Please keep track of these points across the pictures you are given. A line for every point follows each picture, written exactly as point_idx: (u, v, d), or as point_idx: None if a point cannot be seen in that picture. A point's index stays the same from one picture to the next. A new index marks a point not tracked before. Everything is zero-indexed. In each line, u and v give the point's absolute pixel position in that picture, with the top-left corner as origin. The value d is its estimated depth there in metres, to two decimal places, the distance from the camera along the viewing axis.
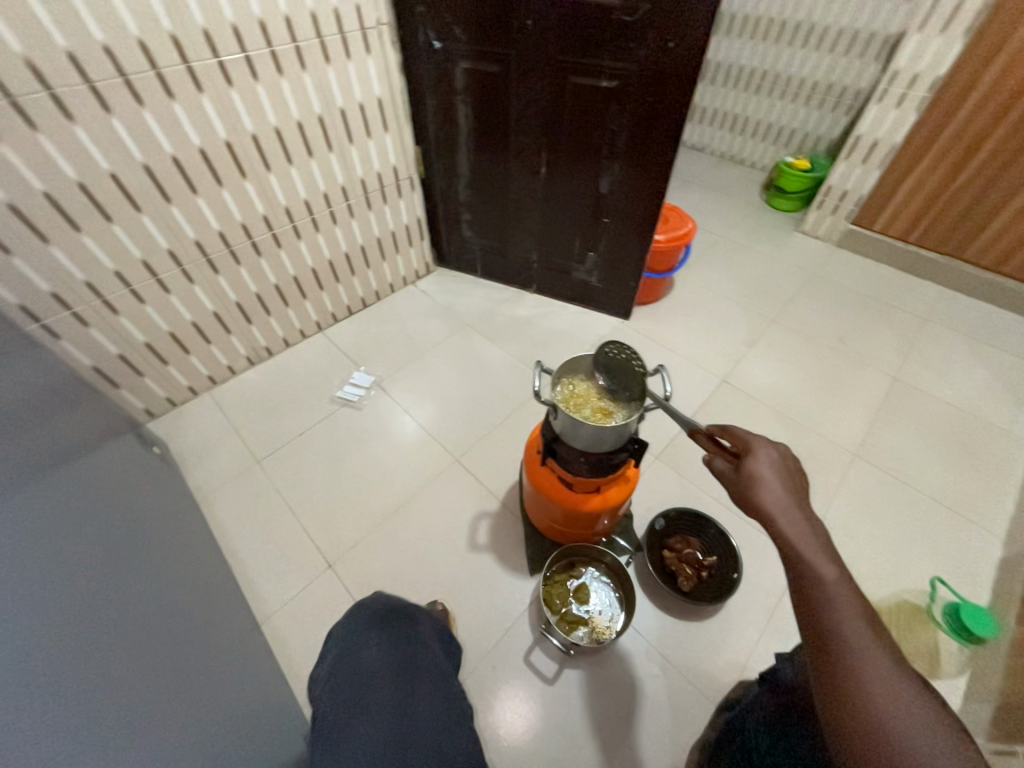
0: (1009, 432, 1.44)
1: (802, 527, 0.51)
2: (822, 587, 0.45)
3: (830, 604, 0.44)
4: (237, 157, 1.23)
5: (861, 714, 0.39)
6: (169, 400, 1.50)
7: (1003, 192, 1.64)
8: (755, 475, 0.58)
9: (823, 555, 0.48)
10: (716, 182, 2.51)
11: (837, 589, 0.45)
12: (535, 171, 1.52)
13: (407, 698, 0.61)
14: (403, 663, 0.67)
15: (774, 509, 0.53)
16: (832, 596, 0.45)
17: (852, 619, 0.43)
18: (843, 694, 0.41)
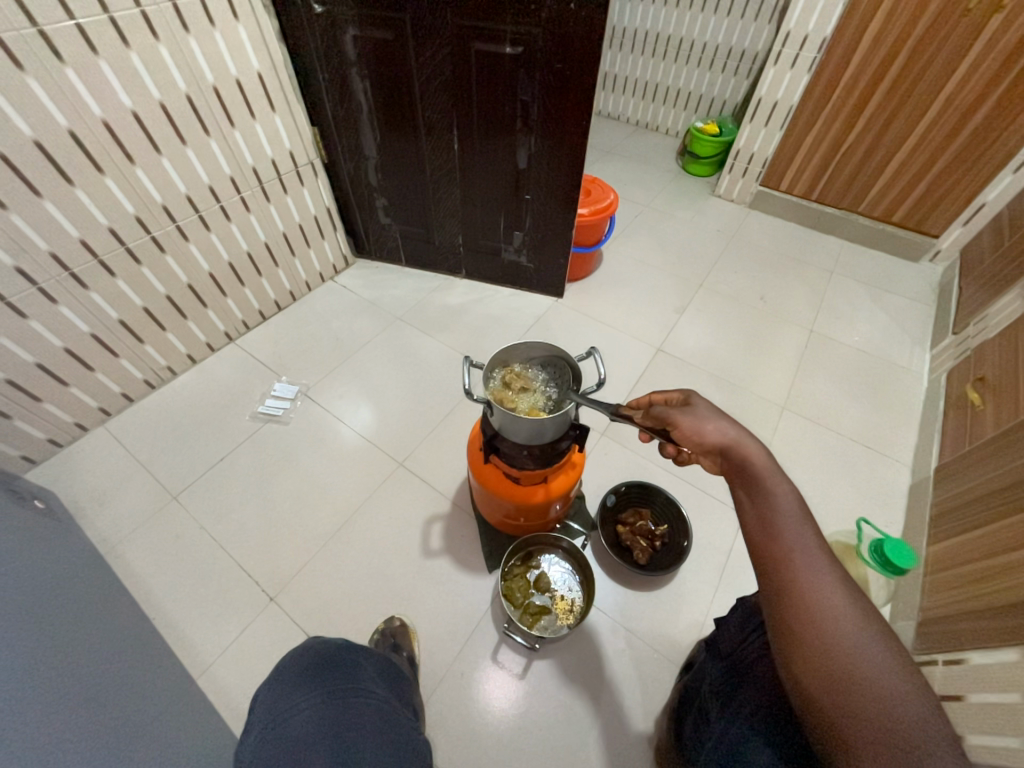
0: (908, 368, 1.59)
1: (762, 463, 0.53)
2: (779, 505, 0.49)
3: (784, 519, 0.49)
4: (88, 150, 1.04)
5: (815, 625, 0.43)
6: (53, 441, 1.29)
7: (887, 147, 1.77)
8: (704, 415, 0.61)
9: (779, 477, 0.52)
10: (634, 151, 2.52)
11: (792, 507, 0.49)
12: (448, 148, 1.43)
13: (350, 754, 0.57)
14: (342, 715, 0.62)
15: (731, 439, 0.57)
16: (787, 513, 0.49)
17: (804, 533, 0.48)
18: (799, 610, 0.44)
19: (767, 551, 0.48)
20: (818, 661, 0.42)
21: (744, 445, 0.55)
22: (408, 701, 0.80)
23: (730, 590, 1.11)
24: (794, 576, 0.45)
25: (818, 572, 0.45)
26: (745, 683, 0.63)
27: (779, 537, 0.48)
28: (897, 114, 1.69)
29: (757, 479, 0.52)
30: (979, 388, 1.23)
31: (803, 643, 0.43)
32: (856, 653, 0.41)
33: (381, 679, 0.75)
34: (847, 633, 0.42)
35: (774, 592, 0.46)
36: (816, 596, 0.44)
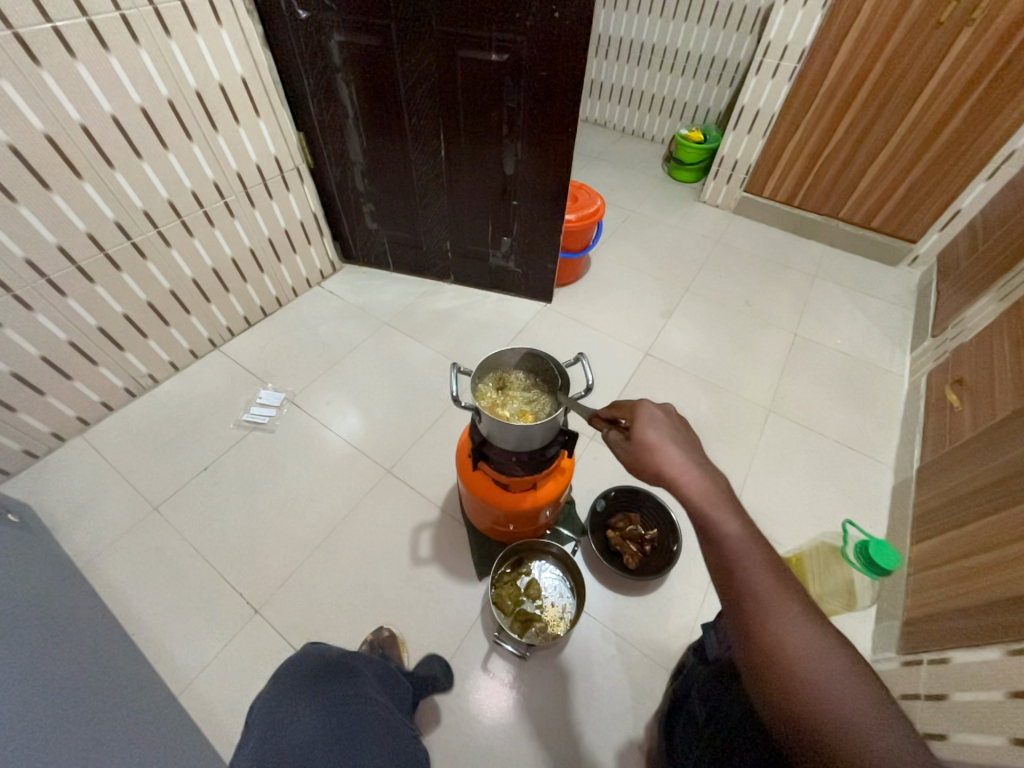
0: (889, 370, 1.62)
1: (706, 490, 0.52)
2: (723, 539, 0.49)
3: (733, 555, 0.48)
4: (66, 154, 1.02)
5: (774, 664, 0.41)
6: (28, 452, 1.25)
7: (866, 155, 1.81)
8: (648, 440, 0.59)
9: (723, 508, 0.51)
10: (621, 157, 2.54)
11: (738, 540, 0.48)
12: (435, 154, 1.43)
13: (357, 757, 0.57)
14: (346, 722, 0.61)
15: (673, 466, 0.55)
16: (734, 546, 0.48)
17: (752, 564, 0.46)
18: (757, 649, 0.43)
19: (722, 591, 0.47)
20: (783, 706, 0.40)
21: (684, 475, 0.54)
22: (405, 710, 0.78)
23: (719, 593, 1.12)
24: (748, 615, 0.44)
25: (771, 606, 0.44)
26: (729, 687, 0.63)
27: (729, 574, 0.47)
28: (875, 122, 1.73)
29: (701, 514, 0.51)
30: (957, 390, 1.26)
31: (767, 688, 0.41)
32: (818, 691, 0.39)
33: (382, 686, 0.76)
34: (806, 671, 0.40)
35: (732, 634, 0.45)
36: (771, 633, 0.42)
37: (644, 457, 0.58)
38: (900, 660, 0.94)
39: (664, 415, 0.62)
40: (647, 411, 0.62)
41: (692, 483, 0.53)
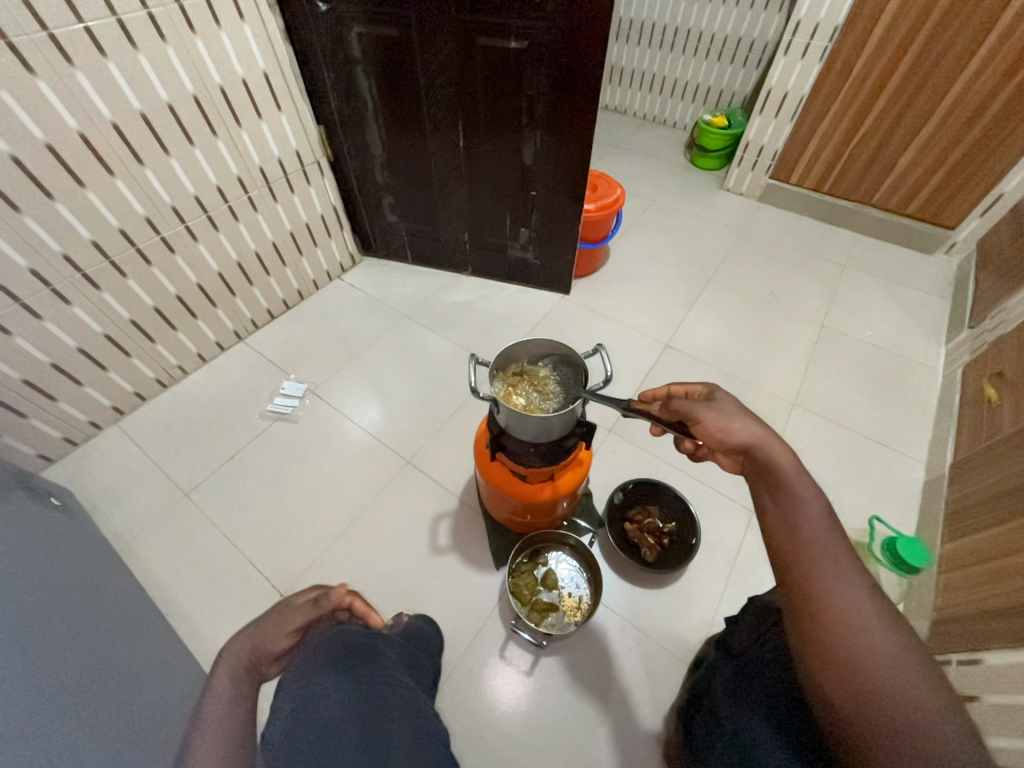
0: (922, 363, 1.56)
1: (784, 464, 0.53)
2: (805, 509, 0.49)
3: (806, 523, 0.48)
4: (98, 152, 1.05)
5: (835, 626, 0.42)
6: (68, 440, 1.31)
7: (903, 136, 1.73)
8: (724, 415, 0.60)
9: (806, 482, 0.51)
10: (642, 145, 2.49)
11: (814, 510, 0.48)
12: (454, 145, 1.42)
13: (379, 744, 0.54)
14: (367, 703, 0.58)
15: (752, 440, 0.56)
16: (813, 519, 0.48)
17: (826, 536, 0.47)
18: (818, 609, 0.43)
19: (792, 555, 0.47)
20: (842, 667, 0.41)
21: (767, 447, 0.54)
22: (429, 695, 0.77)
23: (739, 588, 1.10)
24: (820, 582, 0.44)
25: (845, 580, 0.44)
26: (755, 682, 0.62)
27: (797, 539, 0.47)
28: (913, 101, 1.65)
29: (783, 483, 0.51)
30: (997, 383, 1.20)
31: (822, 643, 0.42)
32: (883, 661, 0.40)
33: (406, 670, 0.76)
34: (875, 643, 0.40)
35: (797, 596, 0.45)
36: (843, 603, 0.43)
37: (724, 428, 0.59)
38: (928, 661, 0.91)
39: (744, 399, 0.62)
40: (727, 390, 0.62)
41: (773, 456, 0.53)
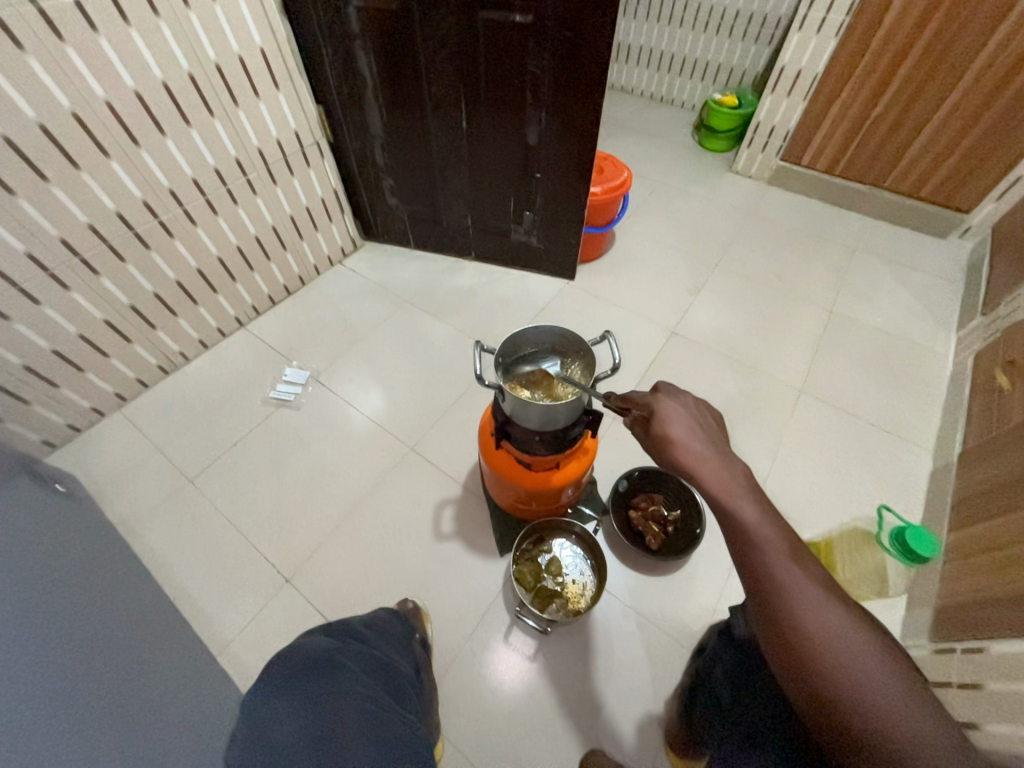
0: (932, 350, 1.53)
1: (727, 478, 0.49)
2: (748, 532, 0.46)
3: (758, 547, 0.45)
4: (92, 132, 1.02)
5: (808, 657, 0.40)
6: (71, 426, 1.31)
7: (918, 117, 1.68)
8: (667, 434, 0.56)
9: (744, 499, 0.47)
10: (649, 125, 2.43)
11: (762, 531, 0.45)
12: (455, 125, 1.38)
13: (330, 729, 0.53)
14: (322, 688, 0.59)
15: (692, 460, 0.52)
16: (758, 539, 0.45)
17: (779, 559, 0.44)
18: (788, 641, 0.42)
19: (746, 582, 0.46)
20: (813, 692, 0.40)
21: (703, 467, 0.51)
22: (410, 699, 0.71)
23: (742, 575, 1.10)
24: (776, 610, 0.43)
25: (798, 599, 0.42)
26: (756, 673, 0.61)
27: (753, 567, 0.45)
28: (930, 79, 1.59)
29: (721, 506, 0.48)
30: (1008, 371, 1.18)
31: (801, 677, 0.41)
32: (851, 678, 0.39)
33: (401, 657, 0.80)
34: (836, 661, 0.40)
35: (759, 625, 0.44)
36: (798, 627, 0.41)
37: (667, 451, 0.55)
38: (931, 648, 0.92)
39: (682, 406, 0.58)
40: (665, 401, 0.58)
41: (712, 476, 0.50)
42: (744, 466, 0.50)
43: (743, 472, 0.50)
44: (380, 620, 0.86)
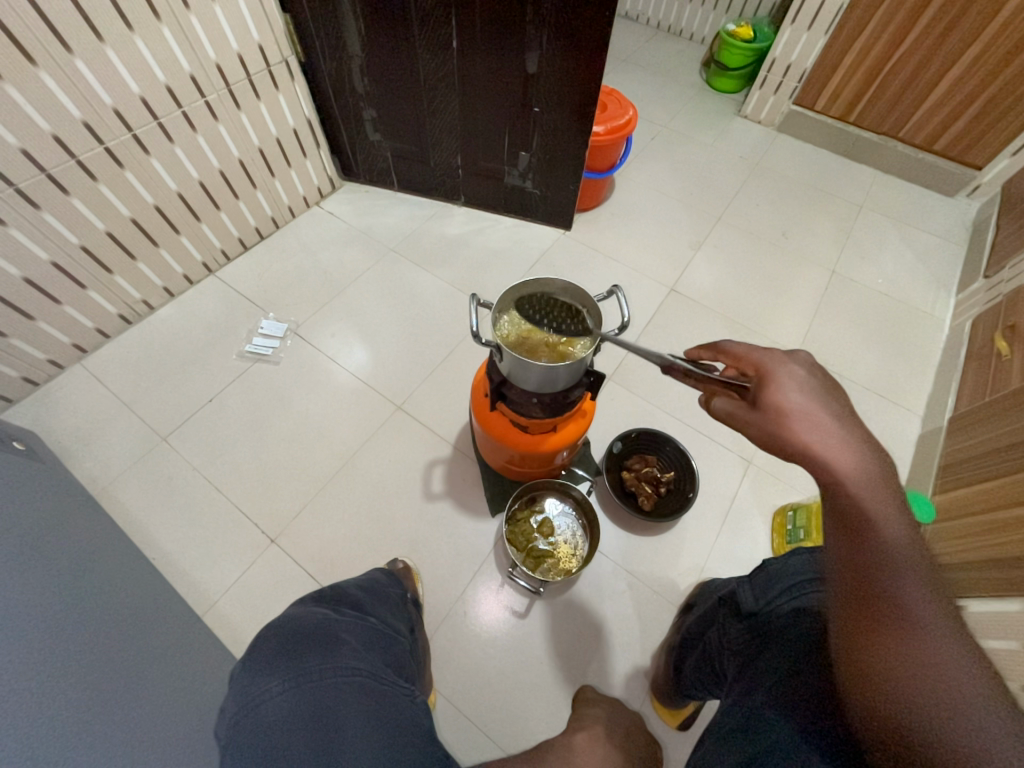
0: (930, 313, 1.51)
1: (856, 474, 0.43)
2: (872, 533, 0.41)
3: (881, 552, 0.40)
4: (12, 33, 0.86)
5: (899, 678, 0.36)
6: (27, 380, 1.22)
7: (945, 60, 1.55)
8: (781, 407, 0.50)
9: (882, 499, 0.42)
10: (654, 60, 2.23)
11: (891, 538, 0.40)
12: (444, 47, 1.22)
13: (325, 712, 0.51)
14: (310, 660, 0.56)
15: (811, 440, 0.46)
16: (888, 542, 0.40)
17: (902, 573, 0.39)
18: (877, 655, 0.38)
19: (848, 584, 0.41)
20: (890, 709, 0.36)
21: (835, 452, 0.45)
22: (407, 668, 0.70)
23: (731, 536, 1.12)
24: (877, 617, 0.38)
25: (916, 626, 0.37)
26: (763, 652, 0.59)
27: (868, 572, 0.40)
28: (964, 15, 1.45)
29: (854, 496, 0.43)
30: (1008, 337, 1.16)
31: (883, 695, 0.37)
32: (947, 718, 0.34)
33: (397, 619, 0.79)
34: (937, 690, 0.35)
35: (846, 629, 0.40)
36: (901, 643, 0.37)
37: (776, 426, 0.49)
38: None
39: (807, 383, 0.51)
40: (785, 375, 0.52)
41: (849, 469, 0.44)
42: (885, 463, 0.44)
43: (885, 470, 0.44)
44: (374, 583, 0.83)
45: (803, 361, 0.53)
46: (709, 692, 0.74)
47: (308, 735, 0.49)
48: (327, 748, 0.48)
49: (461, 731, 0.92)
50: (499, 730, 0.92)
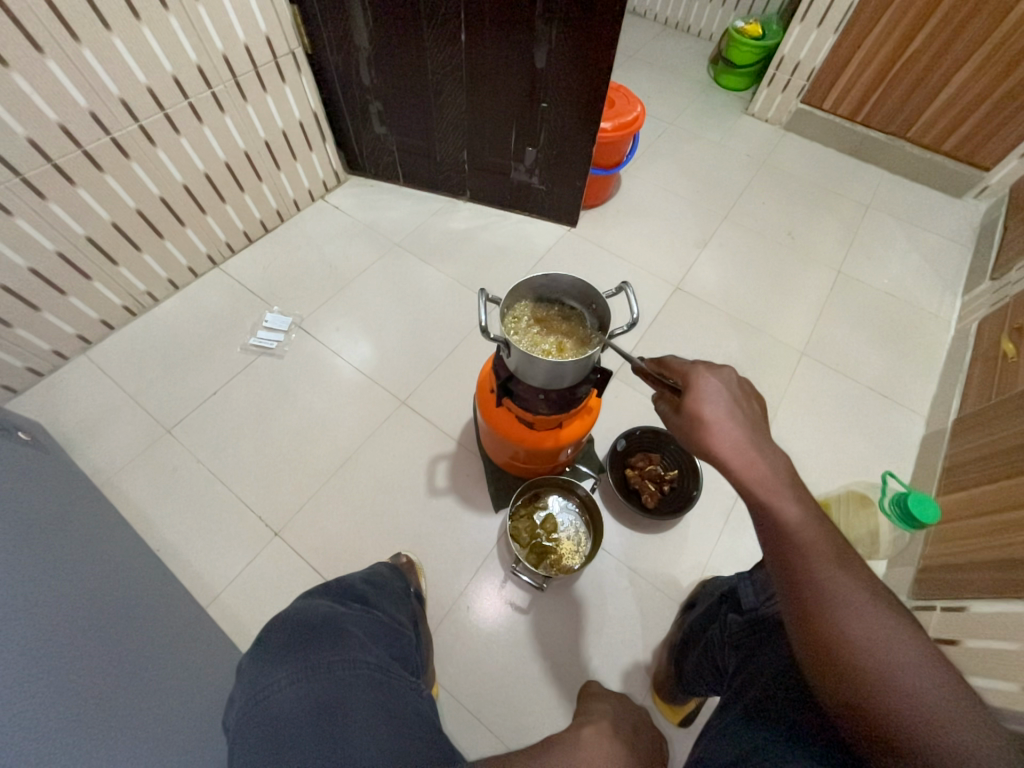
0: (936, 315, 1.51)
1: (765, 478, 0.48)
2: (788, 529, 0.46)
3: (800, 544, 0.45)
4: (20, 22, 0.85)
5: (841, 656, 0.40)
6: (32, 371, 1.22)
7: (954, 60, 1.54)
8: (702, 416, 0.53)
9: (785, 497, 0.47)
10: (663, 57, 2.22)
11: (803, 530, 0.45)
12: (453, 41, 1.22)
13: (334, 703, 0.51)
14: (318, 651, 0.56)
15: (732, 453, 0.50)
16: (799, 534, 0.45)
17: (823, 560, 0.44)
18: (819, 637, 0.42)
19: (783, 578, 0.46)
20: (840, 689, 0.40)
21: (745, 461, 0.49)
22: (413, 662, 0.70)
23: (734, 534, 1.12)
24: (813, 604, 0.43)
25: (843, 603, 0.42)
26: (764, 649, 0.59)
27: (794, 565, 0.45)
28: (975, 15, 1.44)
29: (761, 493, 0.48)
30: (1014, 339, 1.16)
31: (833, 677, 0.41)
32: (885, 683, 0.38)
33: (402, 614, 0.79)
34: (868, 661, 0.39)
35: (789, 620, 0.45)
36: (835, 622, 0.42)
37: (699, 434, 0.53)
38: (912, 604, 0.96)
39: (725, 392, 0.55)
40: (704, 383, 0.55)
41: (753, 470, 0.49)
42: (786, 463, 0.49)
43: (786, 470, 0.49)
44: (380, 577, 0.83)
45: (722, 372, 0.56)
46: (711, 689, 0.74)
47: (317, 725, 0.49)
48: (337, 735, 0.49)
49: (463, 725, 0.92)
50: (500, 724, 0.93)
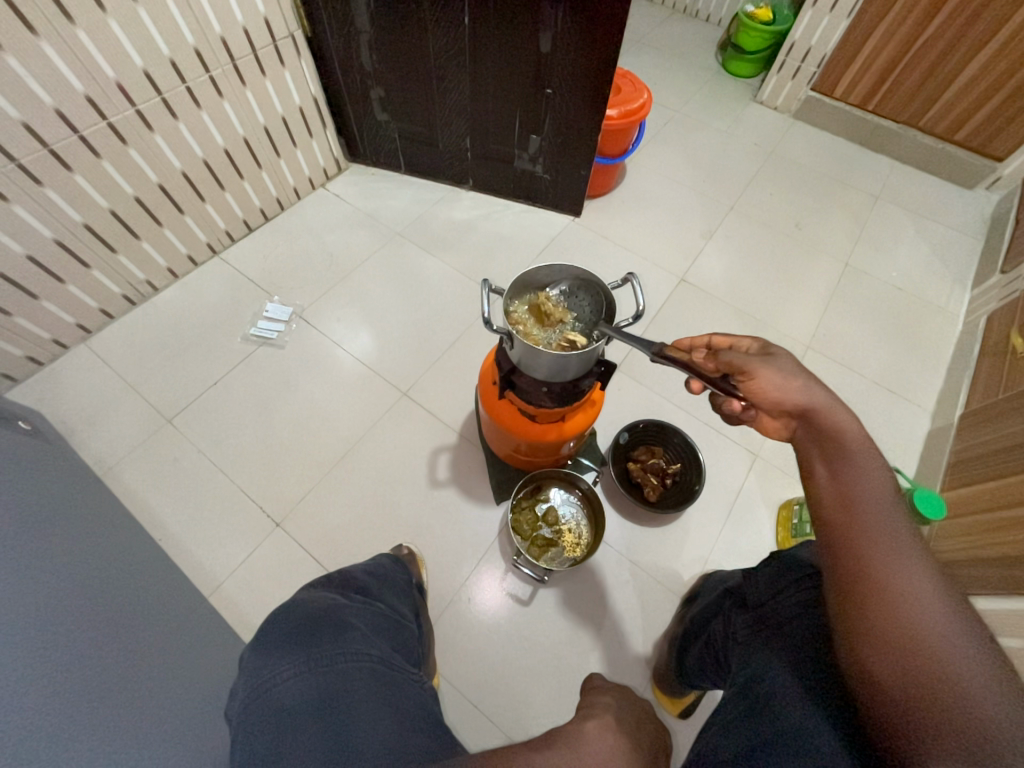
0: (944, 309, 1.49)
1: (849, 440, 0.52)
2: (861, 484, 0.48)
3: (870, 497, 0.47)
4: (12, 2, 0.83)
5: (891, 601, 0.42)
6: (32, 360, 1.21)
7: (971, 46, 1.50)
8: (789, 375, 0.57)
9: (866, 460, 0.50)
10: (670, 42, 2.17)
11: (876, 489, 0.48)
12: (455, 24, 1.18)
13: (335, 695, 0.51)
14: (320, 643, 0.56)
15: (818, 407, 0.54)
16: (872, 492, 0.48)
17: (893, 518, 0.46)
18: (873, 582, 0.43)
19: (843, 525, 0.47)
20: (883, 629, 0.42)
21: (834, 418, 0.53)
22: (414, 653, 0.70)
23: (735, 528, 1.12)
24: (872, 551, 0.45)
25: (904, 559, 0.44)
26: (767, 645, 0.59)
27: (859, 515, 0.47)
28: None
29: (848, 451, 0.51)
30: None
31: (876, 619, 0.42)
32: (931, 634, 0.40)
33: (404, 606, 0.80)
34: (919, 613, 0.41)
35: (840, 564, 0.46)
36: (892, 572, 0.43)
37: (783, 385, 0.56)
38: None
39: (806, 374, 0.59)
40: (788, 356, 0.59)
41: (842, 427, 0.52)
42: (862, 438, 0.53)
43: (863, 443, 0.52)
44: (382, 568, 0.83)
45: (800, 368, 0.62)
46: (712, 682, 0.74)
47: (318, 717, 0.49)
48: (338, 724, 0.49)
49: (464, 714, 0.93)
50: (500, 714, 0.94)
